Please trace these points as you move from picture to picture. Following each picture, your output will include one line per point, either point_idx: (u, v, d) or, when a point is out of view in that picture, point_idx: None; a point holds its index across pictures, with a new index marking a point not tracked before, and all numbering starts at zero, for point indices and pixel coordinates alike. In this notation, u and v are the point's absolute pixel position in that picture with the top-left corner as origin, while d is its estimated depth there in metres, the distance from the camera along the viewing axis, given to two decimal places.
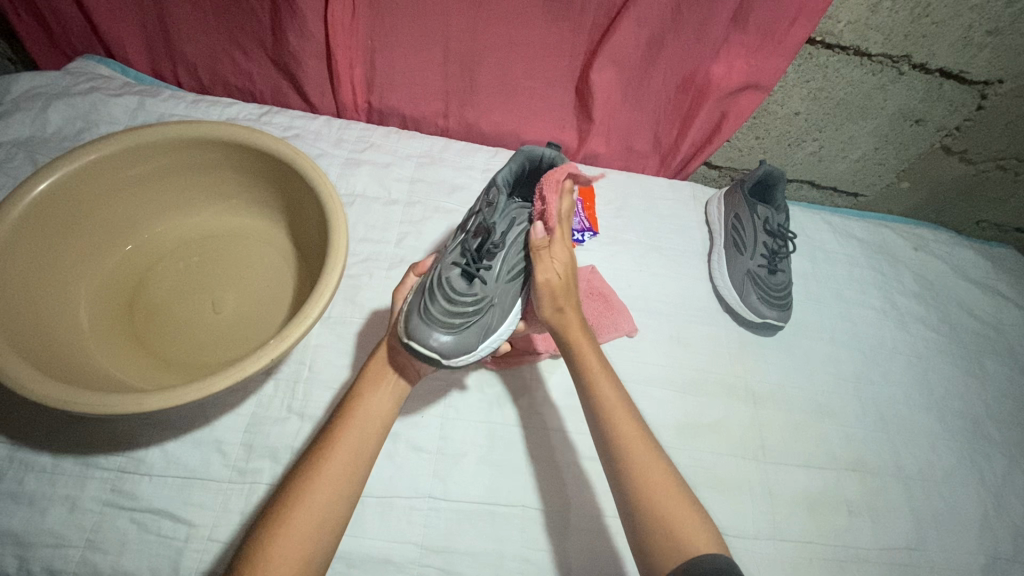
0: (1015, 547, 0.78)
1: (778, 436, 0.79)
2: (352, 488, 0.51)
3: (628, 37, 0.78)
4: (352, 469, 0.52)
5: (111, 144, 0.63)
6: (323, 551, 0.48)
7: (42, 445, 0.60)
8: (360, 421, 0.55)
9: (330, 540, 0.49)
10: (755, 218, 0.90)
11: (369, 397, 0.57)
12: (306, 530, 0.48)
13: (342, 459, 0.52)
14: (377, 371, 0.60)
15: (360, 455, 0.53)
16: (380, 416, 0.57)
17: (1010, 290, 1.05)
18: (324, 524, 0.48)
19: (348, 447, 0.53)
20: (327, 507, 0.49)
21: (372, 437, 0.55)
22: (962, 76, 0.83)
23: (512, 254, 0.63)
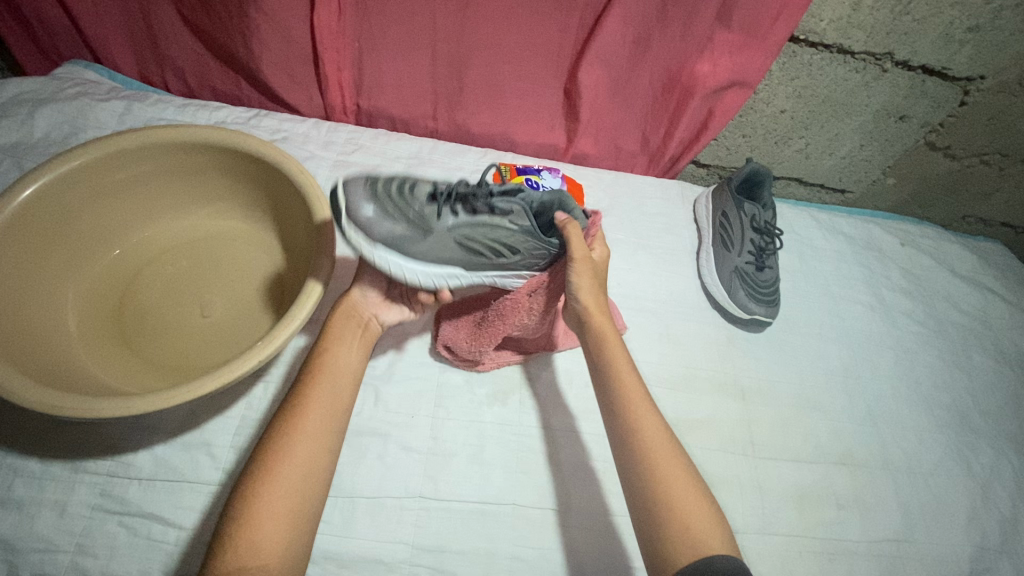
0: (1002, 538, 0.79)
1: (767, 431, 0.80)
2: (330, 445, 0.52)
3: (613, 36, 0.79)
4: (330, 421, 0.53)
5: (97, 149, 0.63)
6: (313, 504, 0.49)
7: (30, 450, 0.60)
8: (330, 376, 0.56)
9: (318, 492, 0.50)
10: (742, 216, 0.91)
11: (335, 352, 0.58)
12: (294, 484, 0.48)
13: (319, 413, 0.53)
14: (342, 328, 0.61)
15: (335, 408, 0.54)
16: (345, 370, 0.58)
17: (996, 284, 1.06)
18: (308, 482, 0.49)
19: (322, 400, 0.54)
20: (312, 459, 0.50)
21: (342, 390, 0.56)
22: (944, 72, 0.84)
23: (472, 229, 0.59)
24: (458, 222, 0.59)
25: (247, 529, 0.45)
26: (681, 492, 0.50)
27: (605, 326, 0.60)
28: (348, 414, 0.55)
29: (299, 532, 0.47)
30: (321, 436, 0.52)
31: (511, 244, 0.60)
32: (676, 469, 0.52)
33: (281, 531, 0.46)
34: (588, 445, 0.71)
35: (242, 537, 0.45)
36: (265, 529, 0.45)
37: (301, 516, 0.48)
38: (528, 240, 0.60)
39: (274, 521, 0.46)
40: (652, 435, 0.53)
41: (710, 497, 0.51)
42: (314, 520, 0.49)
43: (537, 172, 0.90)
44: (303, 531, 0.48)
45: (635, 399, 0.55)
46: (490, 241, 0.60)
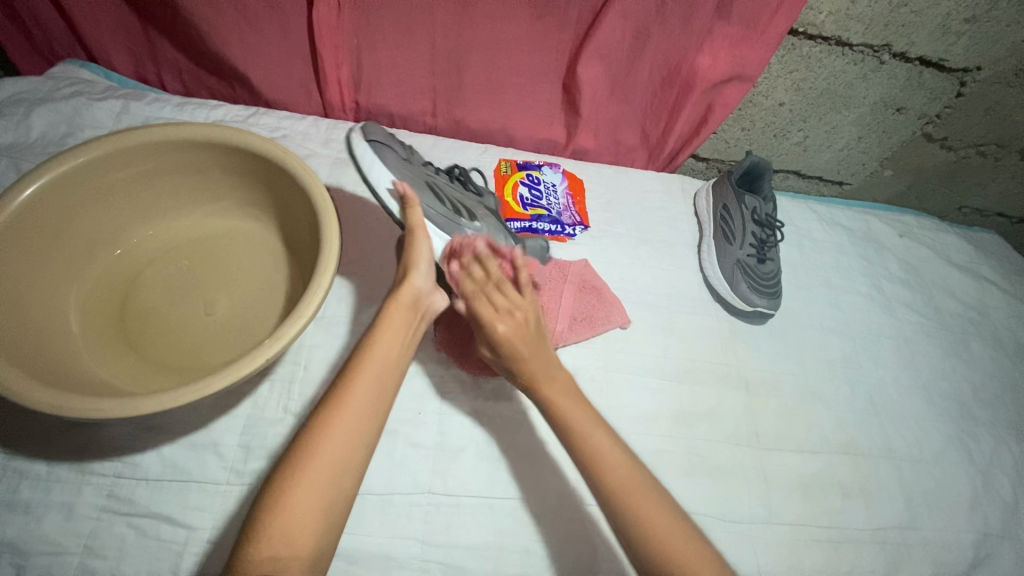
0: (1004, 523, 0.80)
1: (771, 422, 0.80)
2: (369, 435, 0.52)
3: (613, 31, 0.79)
4: (371, 411, 0.53)
5: (96, 147, 0.62)
6: (345, 495, 0.50)
7: (36, 452, 0.59)
8: (376, 364, 0.56)
9: (350, 484, 0.50)
10: (743, 209, 0.92)
11: (382, 342, 0.58)
12: (327, 477, 0.49)
13: (361, 402, 0.53)
14: (397, 314, 0.60)
15: (378, 399, 0.54)
16: (393, 360, 0.57)
17: (993, 274, 1.07)
18: (342, 472, 0.50)
19: (366, 389, 0.54)
20: (348, 451, 0.50)
21: (388, 380, 0.56)
22: (941, 64, 0.84)
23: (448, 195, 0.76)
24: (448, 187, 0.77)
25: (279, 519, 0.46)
26: (670, 538, 0.51)
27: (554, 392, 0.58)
28: (391, 401, 0.56)
29: (328, 523, 0.48)
30: (360, 426, 0.52)
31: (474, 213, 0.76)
32: (660, 514, 0.53)
33: (310, 523, 0.47)
34: None
35: (273, 525, 0.46)
36: (295, 521, 0.46)
37: (330, 507, 0.48)
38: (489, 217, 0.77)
39: (305, 513, 0.47)
40: (633, 490, 0.54)
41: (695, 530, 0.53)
42: (343, 509, 0.50)
43: (538, 168, 0.93)
44: (333, 522, 0.49)
45: (604, 442, 0.56)
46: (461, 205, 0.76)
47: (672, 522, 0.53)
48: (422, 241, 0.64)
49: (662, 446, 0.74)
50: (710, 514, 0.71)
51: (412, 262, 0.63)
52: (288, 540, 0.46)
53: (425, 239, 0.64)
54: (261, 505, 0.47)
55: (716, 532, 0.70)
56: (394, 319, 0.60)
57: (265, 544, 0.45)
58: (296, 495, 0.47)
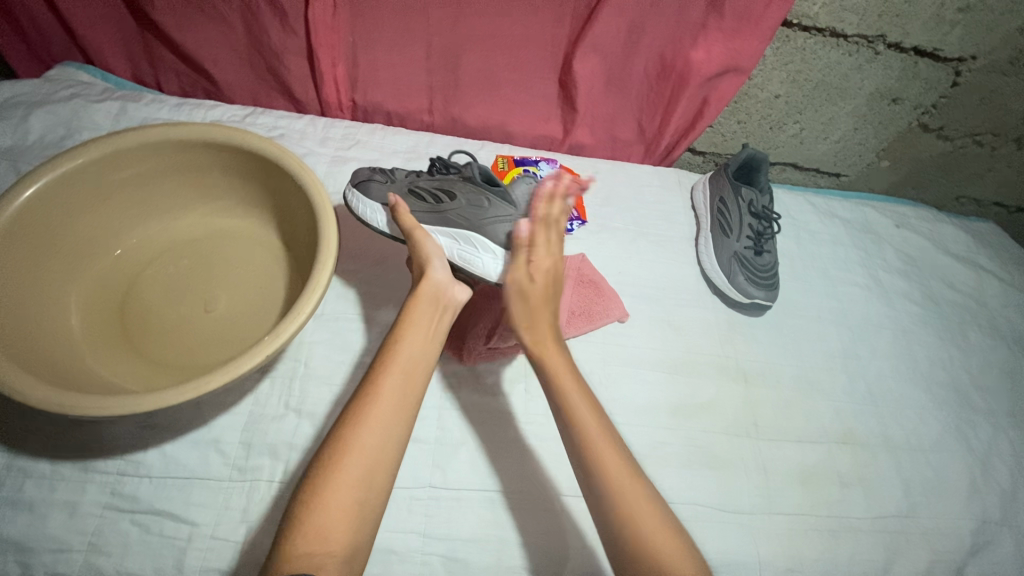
0: (1002, 510, 0.81)
1: (769, 413, 0.81)
2: (399, 434, 0.52)
3: (608, 26, 0.79)
4: (400, 409, 0.53)
5: (95, 149, 0.62)
6: (381, 492, 0.50)
7: (40, 451, 0.60)
8: (405, 362, 0.56)
9: (386, 480, 0.51)
10: (739, 201, 0.91)
11: (410, 339, 0.57)
12: (362, 474, 0.49)
13: (391, 399, 0.53)
14: (421, 312, 0.60)
15: (407, 397, 0.54)
16: (422, 357, 0.57)
17: (990, 263, 1.07)
18: (373, 471, 0.50)
19: (396, 387, 0.54)
20: (382, 448, 0.51)
21: (416, 377, 0.56)
22: (936, 54, 0.84)
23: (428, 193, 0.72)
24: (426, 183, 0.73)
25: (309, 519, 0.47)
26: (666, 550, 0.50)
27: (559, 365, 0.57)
28: (421, 399, 0.55)
29: (364, 521, 0.48)
30: (392, 423, 0.52)
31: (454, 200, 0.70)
32: (658, 524, 0.51)
33: (345, 521, 0.47)
34: None
35: (304, 525, 0.46)
36: (330, 518, 0.47)
37: (361, 505, 0.48)
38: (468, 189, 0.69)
39: (340, 510, 0.47)
40: (631, 495, 0.52)
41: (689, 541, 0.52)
42: (376, 508, 0.50)
43: (535, 163, 0.94)
44: (367, 521, 0.49)
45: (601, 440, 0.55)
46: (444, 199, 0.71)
47: (669, 531, 0.51)
48: (429, 244, 0.65)
49: (661, 438, 0.75)
50: (708, 505, 0.72)
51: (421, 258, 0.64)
52: (324, 537, 0.46)
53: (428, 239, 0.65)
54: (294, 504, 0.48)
55: (714, 522, 0.71)
56: (418, 315, 0.59)
57: (302, 542, 0.46)
58: (331, 493, 0.48)
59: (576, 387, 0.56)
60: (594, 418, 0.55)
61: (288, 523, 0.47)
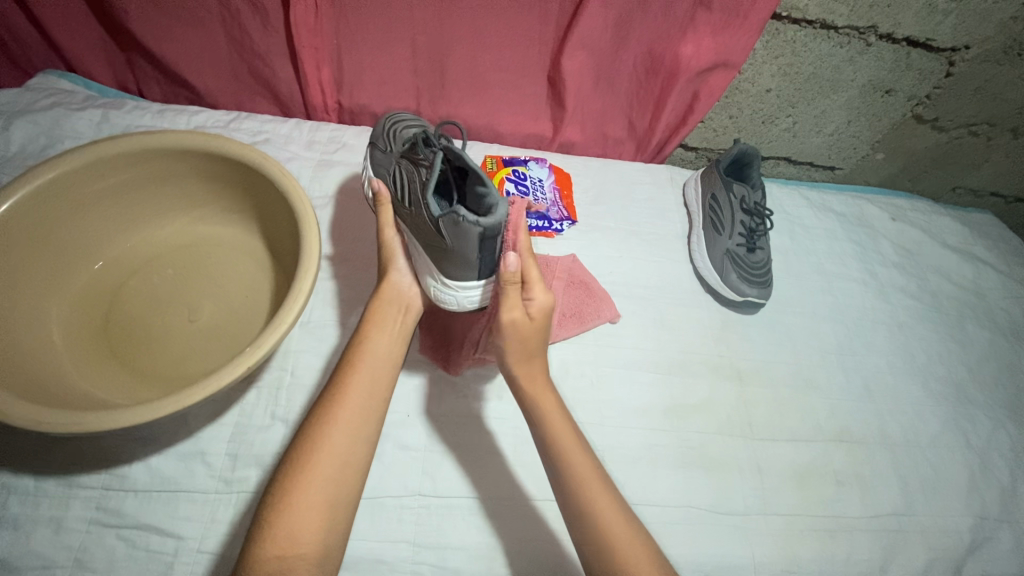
0: (1001, 507, 0.80)
1: (764, 412, 0.80)
2: (367, 432, 0.54)
3: (595, 22, 0.78)
4: (368, 408, 0.55)
5: (73, 158, 0.62)
6: (353, 490, 0.51)
7: (24, 467, 0.59)
8: (371, 364, 0.58)
9: (356, 480, 0.52)
10: (731, 197, 0.90)
11: (375, 342, 0.60)
12: (333, 472, 0.50)
13: (359, 399, 0.55)
14: (382, 312, 0.62)
15: (374, 396, 0.56)
16: (388, 359, 0.59)
17: (988, 255, 1.06)
18: (344, 470, 0.51)
19: (363, 388, 0.56)
20: (351, 446, 0.52)
21: (383, 377, 0.58)
22: (929, 44, 0.83)
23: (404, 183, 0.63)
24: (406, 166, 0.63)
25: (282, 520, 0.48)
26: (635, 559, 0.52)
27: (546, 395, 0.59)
28: (387, 396, 0.57)
29: (337, 520, 0.50)
30: (360, 422, 0.54)
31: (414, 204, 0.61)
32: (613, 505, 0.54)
33: (318, 520, 0.48)
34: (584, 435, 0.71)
35: (278, 526, 0.47)
36: (303, 517, 0.48)
37: (335, 504, 0.50)
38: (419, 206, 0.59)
39: (313, 509, 0.49)
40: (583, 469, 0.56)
41: (639, 523, 0.55)
42: (348, 506, 0.51)
43: (524, 163, 0.92)
44: (340, 519, 0.50)
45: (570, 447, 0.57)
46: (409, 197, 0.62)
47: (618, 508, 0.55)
48: (394, 240, 0.65)
49: (654, 440, 0.74)
50: (702, 507, 0.71)
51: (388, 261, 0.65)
52: (296, 537, 0.47)
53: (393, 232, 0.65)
54: (265, 507, 0.49)
55: (708, 525, 0.70)
56: (383, 316, 0.62)
57: (272, 542, 0.47)
58: (303, 493, 0.49)
59: (554, 405, 0.59)
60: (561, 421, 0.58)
61: (261, 526, 0.48)
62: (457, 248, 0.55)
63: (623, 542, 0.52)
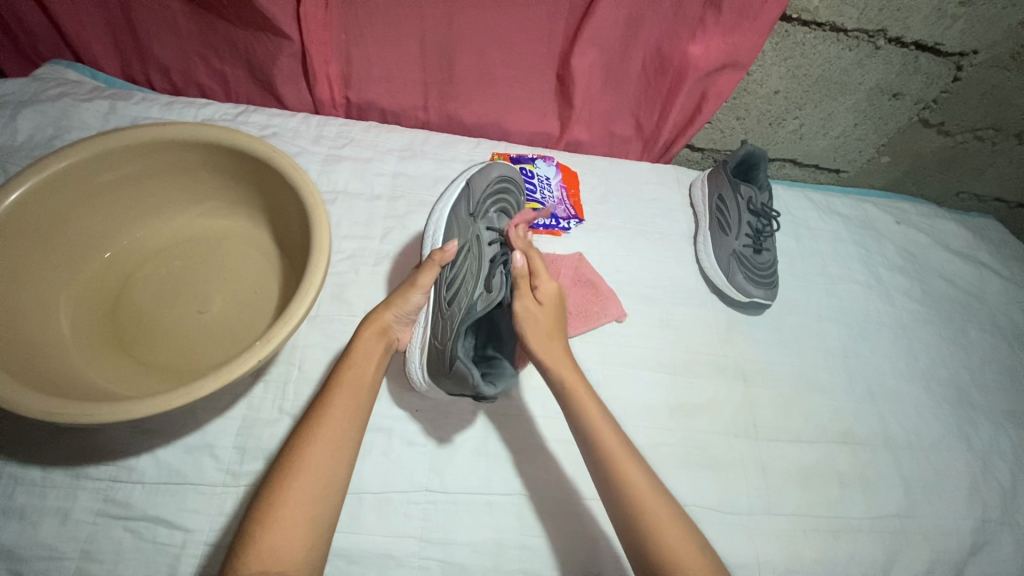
0: (1002, 510, 0.80)
1: (769, 413, 0.80)
2: (348, 454, 0.53)
3: (606, 21, 0.77)
4: (349, 429, 0.53)
5: (84, 149, 0.61)
6: (332, 509, 0.50)
7: (30, 457, 0.59)
8: (353, 386, 0.56)
9: (337, 500, 0.51)
10: (739, 199, 0.91)
11: (358, 366, 0.57)
12: (312, 493, 0.49)
13: (338, 418, 0.53)
14: (366, 347, 0.59)
15: (356, 416, 0.55)
16: (370, 381, 0.57)
17: (990, 259, 1.07)
18: (324, 492, 0.50)
19: (342, 407, 0.54)
20: (331, 467, 0.51)
21: (364, 400, 0.56)
22: (937, 48, 0.83)
23: (462, 278, 0.66)
24: (495, 280, 0.66)
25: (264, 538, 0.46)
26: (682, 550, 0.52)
27: (564, 363, 0.60)
28: (368, 416, 0.56)
29: (317, 541, 0.48)
30: (339, 443, 0.52)
31: (454, 296, 0.65)
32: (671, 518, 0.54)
33: (299, 541, 0.47)
34: None
35: (259, 544, 0.46)
36: (284, 537, 0.47)
37: (317, 525, 0.49)
38: (457, 316, 0.63)
39: (297, 529, 0.47)
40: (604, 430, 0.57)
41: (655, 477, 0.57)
42: (330, 526, 0.50)
43: (532, 161, 0.92)
44: (322, 538, 0.49)
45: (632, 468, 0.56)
46: (451, 283, 0.66)
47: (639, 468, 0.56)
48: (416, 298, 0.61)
49: (660, 438, 0.74)
50: (706, 505, 0.71)
51: (397, 301, 0.61)
52: (275, 557, 0.46)
53: (421, 296, 0.62)
54: (247, 526, 0.47)
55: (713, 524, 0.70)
56: (368, 343, 0.59)
57: (251, 563, 0.45)
58: (285, 512, 0.48)
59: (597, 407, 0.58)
60: (585, 394, 0.59)
61: (245, 540, 0.46)
62: (446, 370, 0.61)
63: (640, 490, 0.55)
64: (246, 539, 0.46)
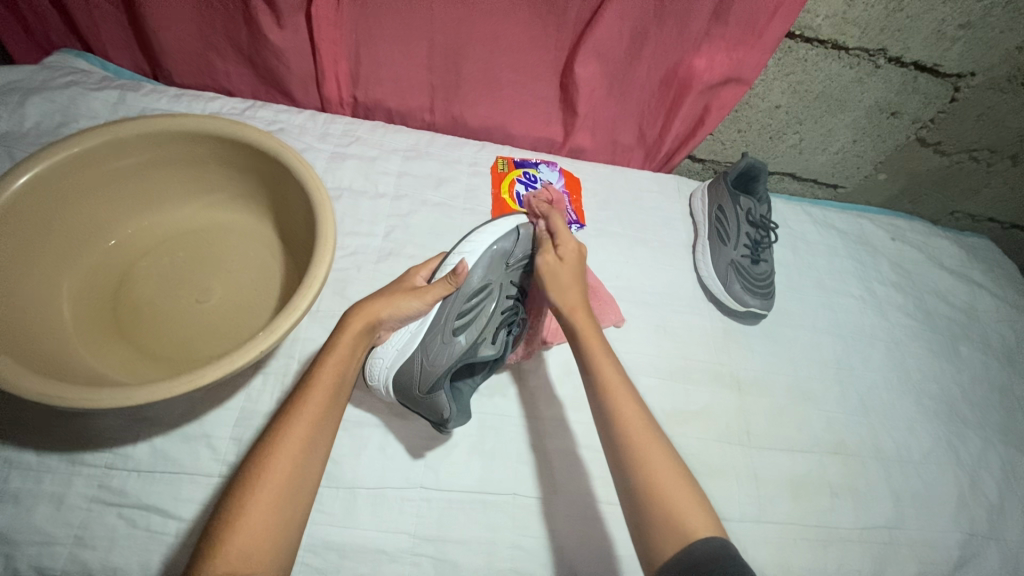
0: (989, 525, 0.81)
1: (762, 422, 0.81)
2: (318, 454, 0.52)
3: (612, 31, 0.79)
4: (320, 430, 0.53)
5: (94, 137, 0.61)
6: (302, 508, 0.50)
7: (26, 442, 0.59)
8: (328, 384, 0.55)
9: (306, 499, 0.51)
10: (738, 209, 0.92)
11: (335, 362, 0.56)
12: (283, 491, 0.49)
13: (314, 416, 0.53)
14: (351, 342, 0.58)
15: (328, 417, 0.54)
16: (345, 380, 0.57)
17: (983, 278, 1.08)
18: (293, 491, 0.49)
19: (318, 405, 0.53)
20: (304, 464, 0.51)
21: (338, 399, 0.55)
22: (936, 69, 0.85)
23: (479, 314, 0.68)
24: (501, 333, 0.69)
25: (232, 536, 0.46)
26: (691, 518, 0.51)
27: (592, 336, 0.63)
28: (340, 415, 0.55)
29: (285, 539, 0.48)
30: (312, 442, 0.52)
31: (460, 330, 0.67)
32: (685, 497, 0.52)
33: (269, 539, 0.47)
34: (593, 436, 0.71)
35: (227, 541, 0.45)
36: (252, 534, 0.46)
37: (287, 524, 0.48)
38: (459, 353, 0.66)
39: (263, 528, 0.47)
40: (621, 397, 0.58)
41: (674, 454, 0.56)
42: (299, 523, 0.50)
43: (535, 165, 0.94)
44: (290, 537, 0.48)
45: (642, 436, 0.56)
46: (466, 314, 0.67)
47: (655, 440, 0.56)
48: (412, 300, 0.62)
49: None
50: None
51: (398, 304, 0.61)
52: (246, 552, 0.45)
53: (421, 304, 0.62)
54: (220, 521, 0.47)
55: None
56: (343, 344, 0.57)
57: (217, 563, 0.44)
58: (255, 507, 0.47)
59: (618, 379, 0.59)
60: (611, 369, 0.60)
61: (216, 534, 0.46)
62: (421, 391, 0.63)
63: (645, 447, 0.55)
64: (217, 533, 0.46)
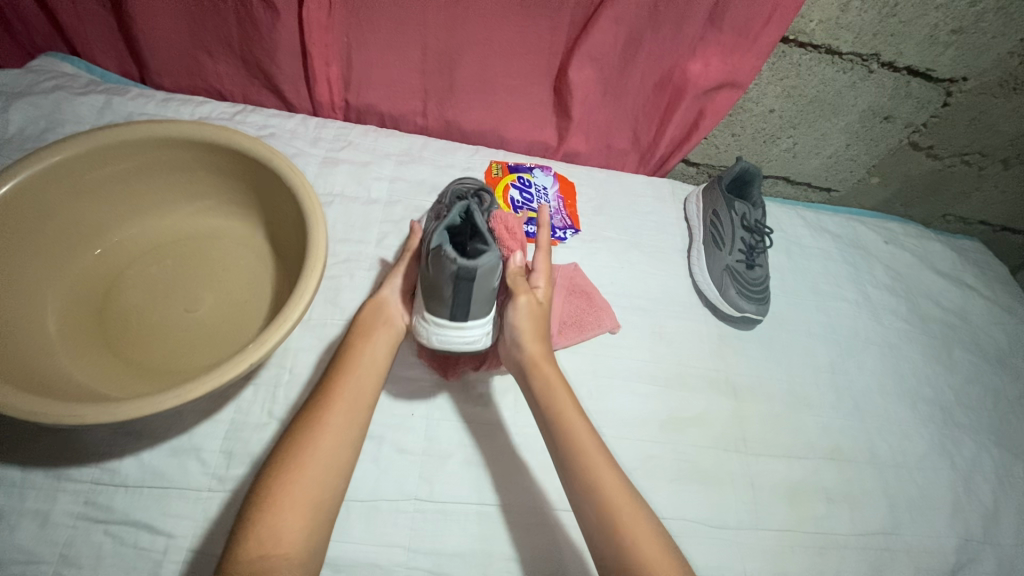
0: (983, 529, 0.82)
1: (758, 428, 0.81)
2: (352, 439, 0.54)
3: (606, 35, 0.78)
4: (352, 416, 0.55)
5: (78, 144, 0.60)
6: (337, 491, 0.51)
7: (10, 457, 0.58)
8: (358, 374, 0.58)
9: (341, 483, 0.52)
10: (732, 214, 0.91)
11: (363, 351, 0.60)
12: (319, 473, 0.50)
13: (341, 409, 0.55)
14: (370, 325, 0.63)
15: (358, 404, 0.56)
16: (375, 369, 0.60)
17: (975, 280, 1.09)
18: (326, 473, 0.51)
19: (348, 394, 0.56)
20: (337, 448, 0.52)
21: (369, 387, 0.58)
22: (929, 74, 0.85)
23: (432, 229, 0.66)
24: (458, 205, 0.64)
25: (265, 520, 0.47)
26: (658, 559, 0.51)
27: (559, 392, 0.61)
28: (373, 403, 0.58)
29: (319, 521, 0.49)
30: (344, 427, 0.54)
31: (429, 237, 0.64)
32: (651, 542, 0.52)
33: (302, 521, 0.48)
34: None
35: (260, 524, 0.47)
36: (288, 517, 0.48)
37: (320, 505, 0.49)
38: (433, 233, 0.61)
39: (298, 512, 0.48)
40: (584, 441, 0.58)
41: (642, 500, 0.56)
42: (334, 506, 0.51)
43: (529, 171, 0.93)
44: (323, 520, 0.50)
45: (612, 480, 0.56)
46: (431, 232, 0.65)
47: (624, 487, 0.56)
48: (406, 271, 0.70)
49: (650, 451, 0.74)
50: (695, 519, 0.71)
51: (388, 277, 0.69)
52: (278, 535, 0.47)
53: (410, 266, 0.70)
54: (250, 507, 0.48)
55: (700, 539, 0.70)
56: (367, 328, 0.63)
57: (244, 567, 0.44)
58: (287, 492, 0.49)
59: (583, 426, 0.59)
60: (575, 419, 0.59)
61: (247, 519, 0.48)
62: (435, 279, 0.59)
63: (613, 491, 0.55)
64: (249, 519, 0.48)
